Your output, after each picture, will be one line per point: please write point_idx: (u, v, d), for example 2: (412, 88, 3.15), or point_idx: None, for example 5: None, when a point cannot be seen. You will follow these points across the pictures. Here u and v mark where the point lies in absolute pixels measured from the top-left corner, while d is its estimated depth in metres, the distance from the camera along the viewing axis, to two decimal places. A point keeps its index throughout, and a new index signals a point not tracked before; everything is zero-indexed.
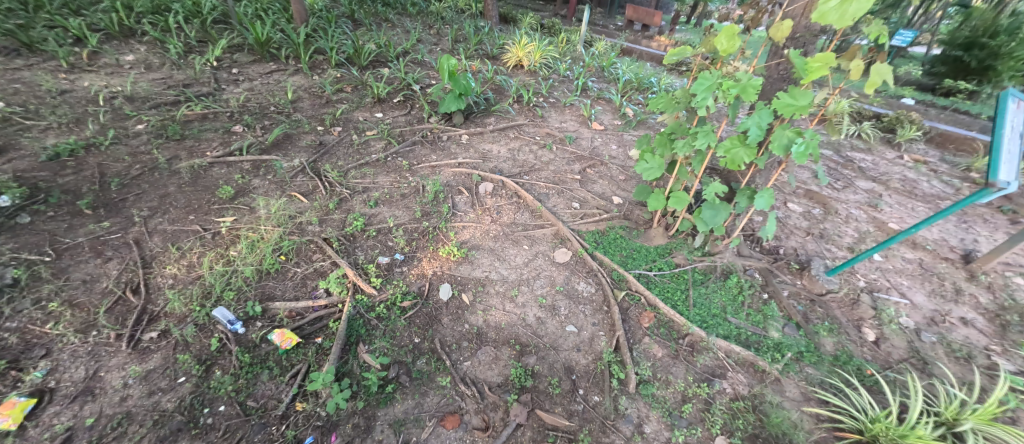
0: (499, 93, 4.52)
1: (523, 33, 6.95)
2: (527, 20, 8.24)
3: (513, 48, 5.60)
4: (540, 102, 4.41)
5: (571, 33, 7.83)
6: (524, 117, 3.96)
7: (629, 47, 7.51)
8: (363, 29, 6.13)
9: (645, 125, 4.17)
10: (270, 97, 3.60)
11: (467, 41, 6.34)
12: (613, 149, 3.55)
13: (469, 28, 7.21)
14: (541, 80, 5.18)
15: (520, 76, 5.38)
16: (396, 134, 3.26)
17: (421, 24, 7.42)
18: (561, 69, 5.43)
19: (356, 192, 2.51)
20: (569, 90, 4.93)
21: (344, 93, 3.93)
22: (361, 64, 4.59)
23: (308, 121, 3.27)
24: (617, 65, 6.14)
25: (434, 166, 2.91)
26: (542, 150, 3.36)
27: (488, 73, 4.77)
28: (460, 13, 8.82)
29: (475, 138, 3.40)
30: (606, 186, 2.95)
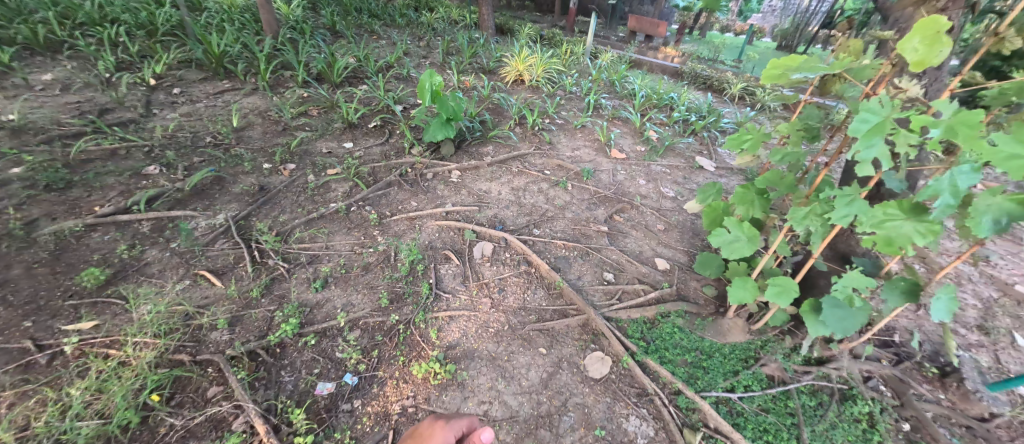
0: (498, 114, 3.84)
1: (522, 45, 6.34)
2: (526, 32, 7.66)
3: (512, 61, 4.96)
4: (547, 124, 3.73)
5: (573, 44, 7.24)
6: (528, 144, 3.27)
7: (638, 60, 6.90)
8: (344, 43, 5.49)
9: (673, 151, 3.47)
10: (212, 123, 2.88)
11: (460, 53, 5.71)
12: (641, 185, 2.84)
13: (463, 41, 6.59)
14: (546, 98, 4.51)
15: (521, 92, 4.71)
16: (367, 171, 2.55)
17: (411, 36, 6.80)
18: (567, 85, 4.77)
19: (298, 264, 1.76)
20: (578, 110, 4.26)
21: (310, 117, 3.22)
22: (334, 81, 3.90)
23: (254, 155, 2.54)
24: (628, 80, 5.51)
25: (414, 217, 2.18)
26: (554, 187, 2.65)
27: (485, 91, 4.11)
28: (453, 24, 8.25)
29: (469, 174, 2.69)
30: (642, 241, 2.22)
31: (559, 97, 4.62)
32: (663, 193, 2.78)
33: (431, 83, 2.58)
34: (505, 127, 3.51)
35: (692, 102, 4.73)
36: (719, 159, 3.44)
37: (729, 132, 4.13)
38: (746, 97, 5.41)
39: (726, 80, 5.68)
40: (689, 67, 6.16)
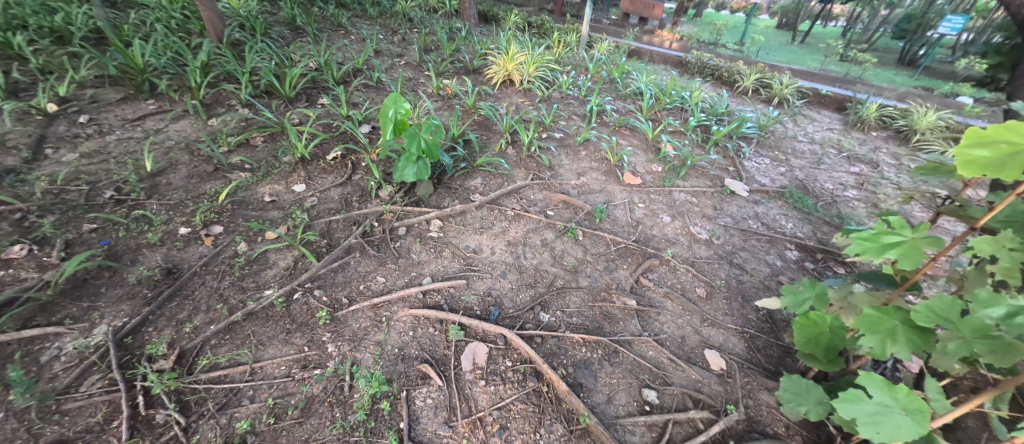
0: (486, 130, 3.25)
1: (509, 38, 5.70)
2: (512, 20, 6.96)
3: (499, 59, 4.34)
4: (544, 141, 3.16)
5: (564, 33, 6.58)
6: (525, 172, 2.71)
7: (638, 50, 6.29)
8: (305, 43, 4.78)
9: (694, 170, 2.94)
10: (120, 166, 2.25)
11: (439, 50, 5.06)
12: (666, 225, 2.31)
13: (443, 33, 5.88)
14: (540, 105, 3.93)
15: (511, 95, 4.12)
16: (319, 229, 1.97)
17: (385, 29, 6.06)
18: (564, 86, 4.19)
19: (202, 416, 1.21)
20: (578, 119, 3.69)
21: (253, 148, 2.61)
22: (287, 96, 3.25)
23: (168, 215, 1.94)
24: (631, 77, 4.93)
25: (380, 303, 1.62)
26: (561, 236, 2.10)
27: (470, 101, 3.50)
28: (431, 13, 7.52)
29: (453, 223, 2.13)
30: (681, 320, 1.71)
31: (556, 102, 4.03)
32: (694, 235, 2.25)
33: (395, 112, 2.01)
34: (496, 149, 2.94)
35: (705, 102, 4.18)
36: (748, 178, 2.92)
37: (752, 138, 3.61)
38: (761, 90, 4.87)
39: (738, 71, 5.12)
40: (694, 57, 5.58)
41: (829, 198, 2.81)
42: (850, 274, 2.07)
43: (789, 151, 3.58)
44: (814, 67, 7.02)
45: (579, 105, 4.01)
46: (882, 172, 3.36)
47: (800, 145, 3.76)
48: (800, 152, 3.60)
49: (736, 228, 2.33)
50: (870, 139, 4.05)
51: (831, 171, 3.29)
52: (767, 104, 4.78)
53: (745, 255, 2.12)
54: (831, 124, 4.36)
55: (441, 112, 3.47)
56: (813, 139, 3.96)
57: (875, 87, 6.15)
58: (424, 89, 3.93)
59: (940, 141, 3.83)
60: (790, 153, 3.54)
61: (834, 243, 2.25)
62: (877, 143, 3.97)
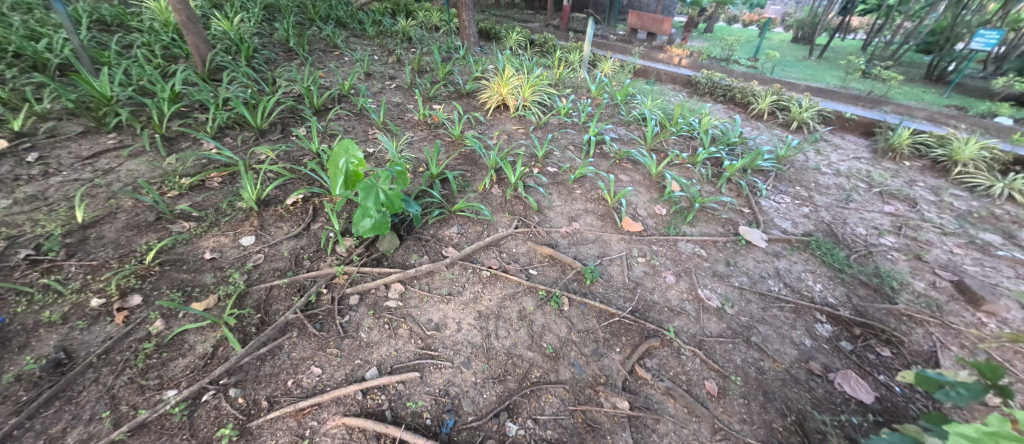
0: (472, 165, 2.96)
1: (508, 58, 5.48)
2: (513, 39, 6.77)
3: (493, 83, 4.10)
4: (535, 178, 2.86)
5: (567, 52, 6.35)
6: (509, 218, 2.40)
7: (644, 69, 6.00)
8: (295, 67, 4.63)
9: (703, 213, 2.59)
10: (50, 216, 2.01)
11: (433, 72, 4.87)
12: (669, 288, 1.96)
13: (440, 53, 5.69)
14: (535, 134, 3.64)
15: (504, 121, 3.84)
16: (256, 299, 1.68)
17: (381, 50, 5.91)
18: (562, 111, 3.92)
19: None
20: (575, 150, 3.38)
21: (208, 191, 2.36)
22: (258, 127, 3.03)
23: (82, 281, 1.67)
24: (636, 102, 4.64)
25: (307, 409, 1.31)
26: (542, 305, 1.77)
27: (457, 132, 3.23)
28: (432, 32, 7.42)
29: (417, 288, 1.82)
30: (686, 432, 1.35)
31: (552, 130, 3.74)
32: (704, 300, 1.88)
33: (348, 161, 1.73)
34: (479, 189, 2.64)
35: (716, 129, 3.84)
36: (766, 222, 2.56)
37: (769, 171, 3.25)
38: (777, 113, 4.51)
39: (752, 93, 4.77)
40: (705, 78, 5.26)
41: (862, 248, 2.42)
42: (898, 359, 1.68)
43: (812, 186, 3.21)
44: (835, 85, 6.62)
45: (576, 133, 3.70)
46: (921, 212, 2.96)
47: (824, 178, 3.37)
48: (824, 188, 3.21)
49: (754, 291, 1.96)
50: (903, 170, 3.65)
51: (861, 211, 2.89)
52: (784, 127, 4.41)
53: (766, 330, 1.75)
54: (857, 152, 3.96)
55: (425, 144, 3.20)
56: (839, 170, 3.57)
57: (903, 106, 5.74)
58: (410, 117, 3.68)
59: (986, 173, 3.40)
60: (813, 188, 3.17)
61: (874, 313, 1.87)
62: (911, 175, 3.56)
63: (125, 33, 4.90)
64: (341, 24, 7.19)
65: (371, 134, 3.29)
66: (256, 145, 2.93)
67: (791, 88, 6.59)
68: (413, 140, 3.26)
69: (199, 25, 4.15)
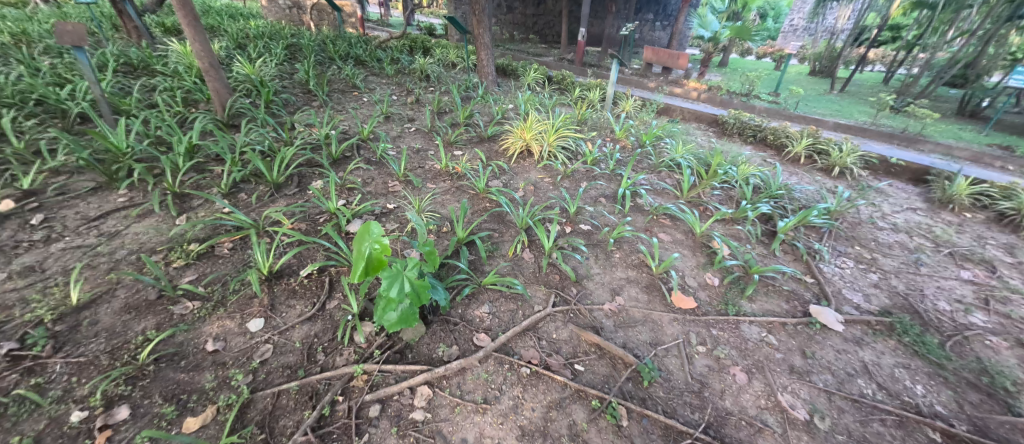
0: (500, 223, 2.74)
1: (528, 98, 5.40)
2: (531, 76, 6.73)
3: (516, 129, 3.96)
4: (568, 239, 2.62)
5: (586, 89, 6.25)
6: (544, 292, 2.15)
7: (667, 107, 5.84)
8: (314, 110, 4.57)
9: (762, 284, 2.31)
10: (42, 296, 1.82)
11: (453, 115, 4.78)
12: (742, 390, 1.66)
13: (459, 93, 5.63)
14: (562, 183, 3.42)
15: (528, 168, 3.67)
16: (260, 411, 1.43)
17: (400, 89, 5.89)
18: (590, 158, 3.74)
19: None
20: (607, 203, 3.15)
21: (217, 260, 2.17)
22: (274, 181, 2.87)
23: (65, 387, 1.45)
24: (664, 146, 4.44)
25: None
26: (596, 419, 1.49)
27: (482, 184, 3.04)
28: (450, 70, 7.47)
29: (446, 393, 1.55)
30: None
31: (580, 179, 3.53)
32: (788, 411, 1.58)
33: (373, 247, 1.47)
34: (510, 255, 2.41)
35: (756, 177, 3.59)
36: (834, 297, 2.26)
37: (822, 229, 2.96)
38: (816, 157, 4.26)
39: (785, 135, 4.55)
40: (733, 118, 5.07)
41: (952, 330, 2.10)
42: None
43: (872, 245, 2.91)
44: (866, 121, 6.38)
45: (606, 182, 3.49)
46: (1003, 278, 2.63)
47: (882, 235, 3.07)
48: (886, 247, 2.91)
49: (844, 397, 1.65)
50: (967, 223, 3.33)
51: (936, 278, 2.58)
52: (825, 172, 4.14)
53: None
54: (911, 201, 3.66)
55: (448, 199, 3.01)
56: (896, 223, 3.26)
57: (943, 145, 5.49)
58: (431, 166, 3.52)
59: None
60: (874, 249, 2.87)
61: (998, 432, 1.54)
62: (978, 229, 3.23)
63: (149, 78, 4.95)
64: (360, 63, 7.27)
65: (390, 187, 3.12)
66: (272, 201, 2.77)
67: (819, 123, 6.36)
68: (435, 193, 3.07)
69: (221, 72, 4.13)
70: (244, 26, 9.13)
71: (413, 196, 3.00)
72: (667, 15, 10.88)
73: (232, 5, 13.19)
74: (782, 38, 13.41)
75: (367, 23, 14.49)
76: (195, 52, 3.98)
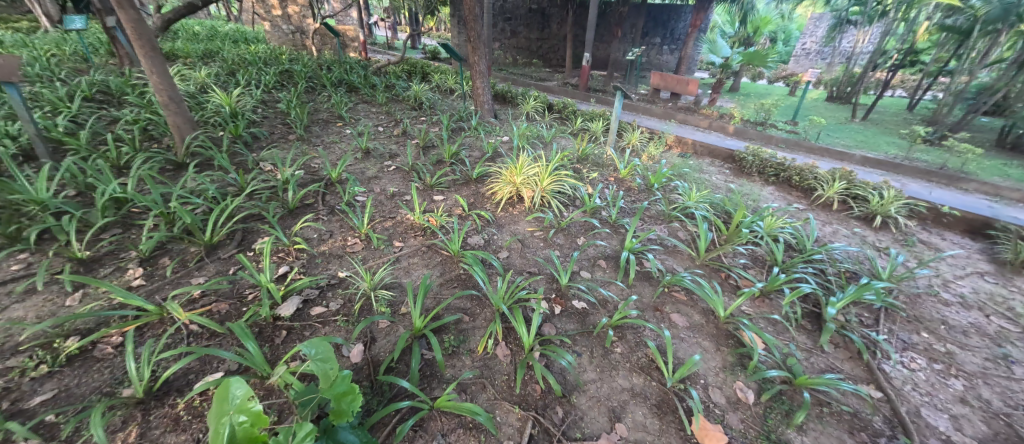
0: (472, 300, 2.21)
1: (524, 130, 4.96)
2: (530, 104, 6.33)
3: (505, 171, 3.49)
4: (556, 325, 2.08)
5: (589, 118, 5.80)
6: (518, 416, 1.59)
7: (678, 140, 5.33)
8: (287, 147, 4.17)
9: (810, 402, 1.73)
10: None
11: (439, 150, 4.35)
12: None
13: (450, 123, 5.21)
14: (555, 239, 2.90)
15: (516, 217, 3.17)
16: None
17: (388, 119, 5.50)
18: (589, 205, 3.22)
19: None
20: (608, 266, 2.61)
21: (95, 364, 1.67)
22: (206, 242, 2.40)
23: None
24: (675, 188, 3.92)
25: None
26: None
27: (457, 246, 2.53)
28: (446, 97, 7.11)
29: None
30: None
31: (576, 232, 3.00)
32: None
33: (241, 418, 0.99)
34: (479, 353, 1.87)
35: (786, 231, 3.03)
36: (913, 426, 1.66)
37: (876, 306, 2.37)
38: (852, 203, 3.68)
39: (813, 176, 4.01)
40: (751, 156, 4.55)
41: None
42: None
43: (942, 330, 2.31)
44: (897, 155, 5.79)
45: (607, 238, 2.96)
46: None
47: (951, 313, 2.46)
48: (962, 333, 2.30)
49: None
50: None
51: None
52: (864, 222, 3.55)
53: None
54: (974, 263, 3.05)
55: (414, 263, 2.50)
56: (963, 295, 2.66)
57: (989, 183, 4.88)
58: (402, 216, 3.03)
59: None
60: (946, 335, 2.27)
61: None
62: None
63: (119, 110, 4.63)
64: (352, 89, 6.96)
65: (348, 246, 2.63)
66: (199, 267, 2.29)
67: (843, 157, 5.83)
68: (401, 254, 2.58)
69: (183, 105, 3.76)
70: (242, 51, 8.98)
71: (373, 260, 2.50)
72: (674, 39, 10.54)
73: (239, 30, 13.28)
74: (794, 61, 12.97)
75: (370, 46, 14.46)
76: (153, 84, 3.62)
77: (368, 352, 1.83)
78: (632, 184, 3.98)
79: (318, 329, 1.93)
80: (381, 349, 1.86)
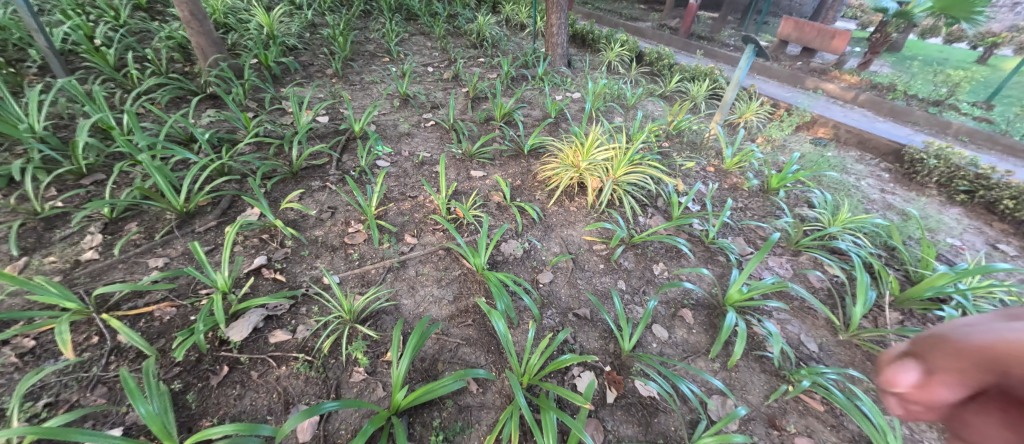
0: (489, 354, 1.54)
1: (603, 86, 3.88)
2: (614, 51, 5.06)
3: (568, 150, 2.62)
4: (605, 425, 1.36)
5: (689, 75, 4.44)
6: None
7: (814, 119, 3.89)
8: (319, 85, 3.59)
9: None
10: None
11: (490, 105, 3.50)
12: None
13: (512, 68, 4.25)
14: (622, 261, 2.06)
15: (572, 218, 2.35)
16: None
17: (441, 57, 4.66)
18: (676, 214, 2.33)
19: None
20: (696, 323, 1.75)
21: None
22: (178, 209, 1.92)
23: None
24: (807, 195, 2.76)
25: None
26: None
27: (482, 260, 1.82)
28: (515, 34, 6.00)
29: None
30: None
31: (654, 254, 2.13)
32: None
33: None
34: None
35: (1001, 304, 1.89)
36: None
37: None
38: None
39: None
40: (933, 158, 3.12)
41: None
42: None
43: None
44: None
45: (698, 271, 2.06)
46: None
47: None
48: None
49: None
50: None
51: None
52: None
53: None
54: None
55: (423, 275, 1.85)
56: None
57: None
58: (425, 197, 2.36)
59: None
60: None
61: None
62: None
63: (166, 25, 4.31)
64: (410, 16, 6.11)
65: (347, 234, 2.02)
66: (165, 242, 1.83)
67: None
68: (410, 256, 1.93)
69: (207, 23, 3.24)
70: None
71: (371, 261, 1.89)
72: None
73: None
74: None
75: None
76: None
77: (323, 426, 1.27)
78: (739, 182, 2.90)
79: (270, 370, 1.39)
80: (343, 424, 1.29)
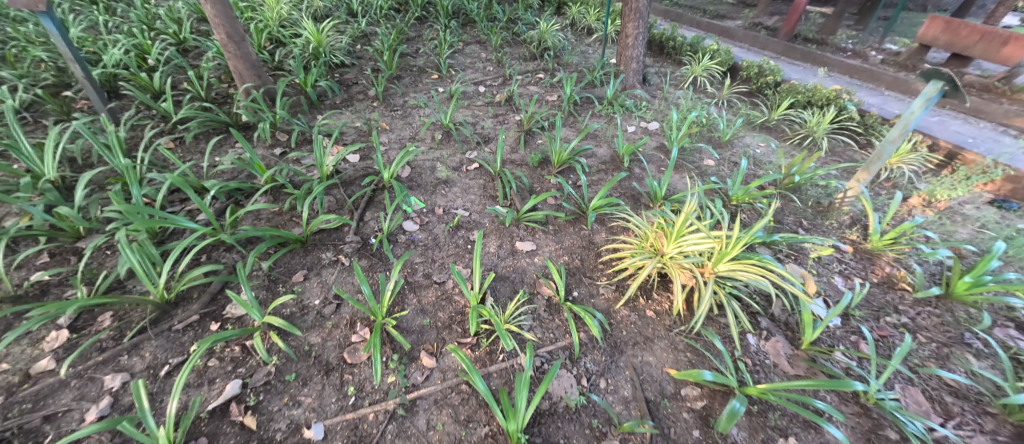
0: None
1: (692, 121, 3.13)
2: (703, 64, 4.17)
3: (648, 226, 1.94)
4: None
5: (806, 99, 3.46)
6: None
7: (1005, 175, 2.73)
8: (358, 112, 3.21)
9: None
10: None
11: (546, 143, 2.89)
12: None
13: (576, 90, 3.59)
14: (728, 427, 1.38)
15: (650, 331, 1.69)
16: None
17: (495, 73, 4.12)
18: (809, 340, 1.59)
19: None
20: None
21: None
22: (156, 301, 1.57)
23: None
24: (1017, 313, 1.83)
25: None
26: None
27: (518, 424, 1.25)
28: (582, 42, 5.26)
29: None
30: None
31: (779, 417, 1.41)
32: None
33: None
34: None
35: None
36: None
37: None
38: None
39: None
40: None
41: None
42: None
43: None
44: None
45: None
46: None
47: None
48: None
49: None
50: None
51: None
52: None
53: None
54: None
55: (436, 432, 1.32)
56: None
57: None
58: (454, 284, 1.83)
59: None
60: None
61: None
62: None
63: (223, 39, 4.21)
64: (467, 21, 5.61)
65: (349, 345, 1.56)
66: (133, 347, 1.48)
67: None
68: (423, 392, 1.42)
69: (245, 45, 2.97)
70: None
71: (371, 398, 1.40)
72: None
73: None
74: None
75: None
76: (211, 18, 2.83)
77: None
78: (899, 277, 2.01)
79: None
80: None
